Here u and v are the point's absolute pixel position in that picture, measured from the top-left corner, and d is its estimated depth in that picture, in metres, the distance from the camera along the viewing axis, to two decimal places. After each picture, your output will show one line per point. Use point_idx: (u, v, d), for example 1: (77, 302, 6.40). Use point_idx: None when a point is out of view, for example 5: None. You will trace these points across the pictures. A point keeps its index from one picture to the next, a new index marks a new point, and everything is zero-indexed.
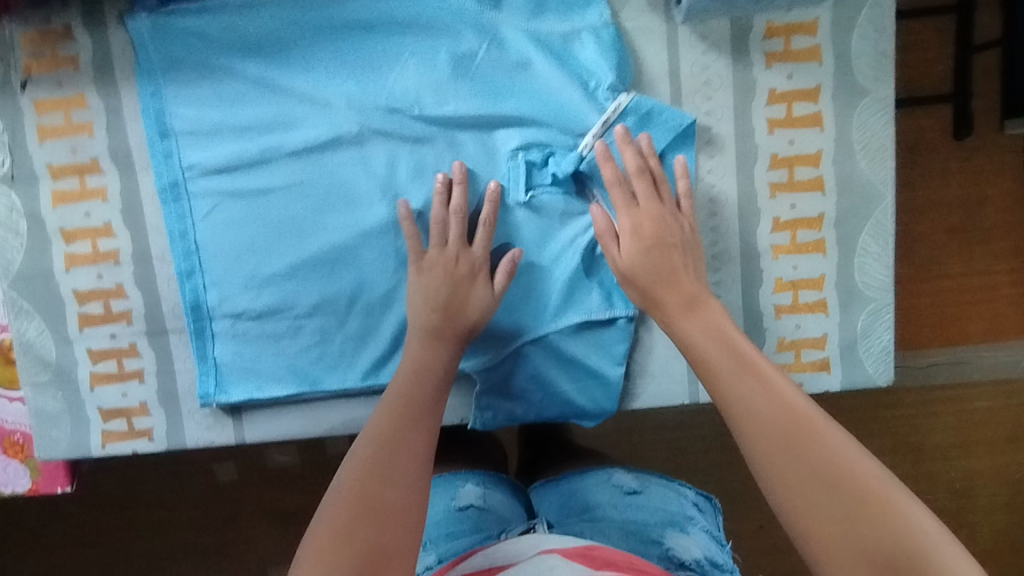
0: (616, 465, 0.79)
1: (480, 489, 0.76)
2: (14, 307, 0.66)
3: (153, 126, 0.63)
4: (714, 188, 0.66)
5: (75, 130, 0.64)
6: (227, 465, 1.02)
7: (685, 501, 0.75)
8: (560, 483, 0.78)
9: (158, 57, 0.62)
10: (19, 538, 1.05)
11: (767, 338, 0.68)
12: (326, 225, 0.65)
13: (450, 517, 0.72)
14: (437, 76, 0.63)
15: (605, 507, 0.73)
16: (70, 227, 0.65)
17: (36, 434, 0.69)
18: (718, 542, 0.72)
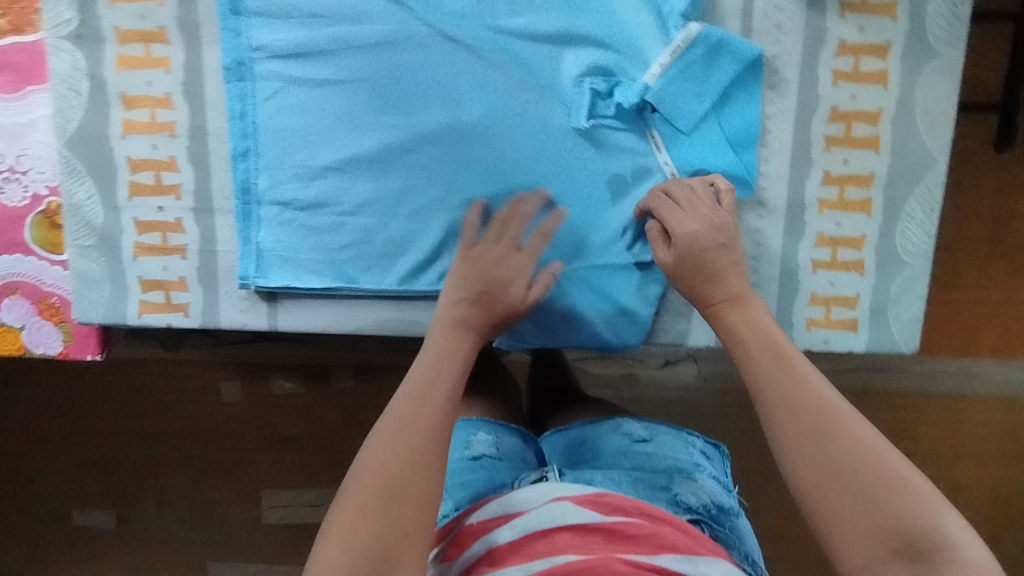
0: (625, 416, 0.77)
1: (491, 437, 0.76)
2: (67, 167, 0.67)
3: (226, 1, 0.63)
4: (771, 134, 0.66)
5: None
6: (233, 386, 1.04)
7: (692, 449, 0.74)
8: (570, 430, 0.78)
9: None
10: (26, 421, 1.08)
11: (800, 292, 0.69)
12: (383, 123, 0.66)
13: (463, 465, 0.72)
14: None
15: (614, 454, 0.73)
16: (131, 94, 0.66)
17: (75, 296, 0.70)
18: (726, 488, 0.72)
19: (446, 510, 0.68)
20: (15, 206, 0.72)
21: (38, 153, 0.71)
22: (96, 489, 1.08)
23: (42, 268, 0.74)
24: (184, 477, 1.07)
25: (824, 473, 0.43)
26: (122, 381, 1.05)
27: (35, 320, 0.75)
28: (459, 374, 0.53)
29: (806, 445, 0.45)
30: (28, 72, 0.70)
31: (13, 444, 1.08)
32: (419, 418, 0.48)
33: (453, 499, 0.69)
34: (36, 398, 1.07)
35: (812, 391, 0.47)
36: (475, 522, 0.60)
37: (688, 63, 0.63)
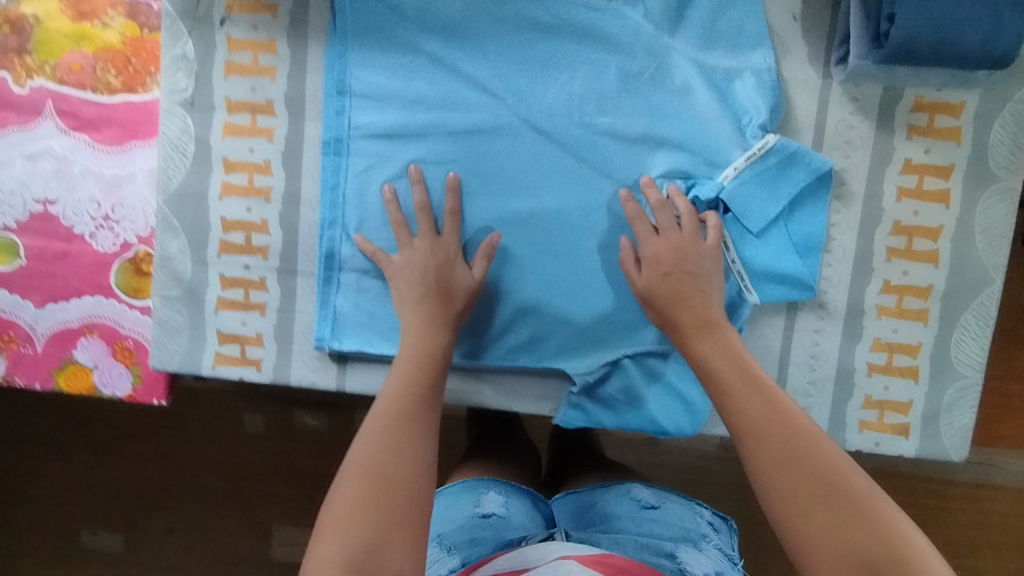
0: (635, 482, 0.79)
1: (503, 497, 0.76)
2: (164, 223, 0.71)
3: (332, 83, 0.68)
4: (835, 241, 0.69)
5: (259, 71, 0.68)
6: (256, 417, 1.05)
7: (700, 520, 0.74)
8: (580, 493, 0.80)
9: (353, 22, 0.66)
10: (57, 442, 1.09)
11: (854, 393, 0.71)
12: (468, 204, 0.69)
13: (473, 521, 0.72)
14: (603, 87, 0.67)
15: (622, 518, 0.74)
16: (232, 159, 0.70)
17: (153, 344, 0.73)
18: (732, 561, 0.71)
19: (452, 565, 0.68)
20: (105, 251, 0.76)
21: (134, 204, 0.75)
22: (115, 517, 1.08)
23: (121, 311, 0.77)
24: (198, 510, 1.07)
25: (803, 496, 0.50)
26: (139, 415, 1.05)
27: (107, 361, 0.77)
28: (435, 379, 0.63)
29: (777, 472, 0.52)
30: (133, 128, 0.74)
31: (44, 465, 1.09)
32: (402, 420, 0.58)
33: (459, 556, 0.69)
34: (74, 423, 1.08)
35: (790, 425, 0.54)
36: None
37: (762, 170, 0.66)
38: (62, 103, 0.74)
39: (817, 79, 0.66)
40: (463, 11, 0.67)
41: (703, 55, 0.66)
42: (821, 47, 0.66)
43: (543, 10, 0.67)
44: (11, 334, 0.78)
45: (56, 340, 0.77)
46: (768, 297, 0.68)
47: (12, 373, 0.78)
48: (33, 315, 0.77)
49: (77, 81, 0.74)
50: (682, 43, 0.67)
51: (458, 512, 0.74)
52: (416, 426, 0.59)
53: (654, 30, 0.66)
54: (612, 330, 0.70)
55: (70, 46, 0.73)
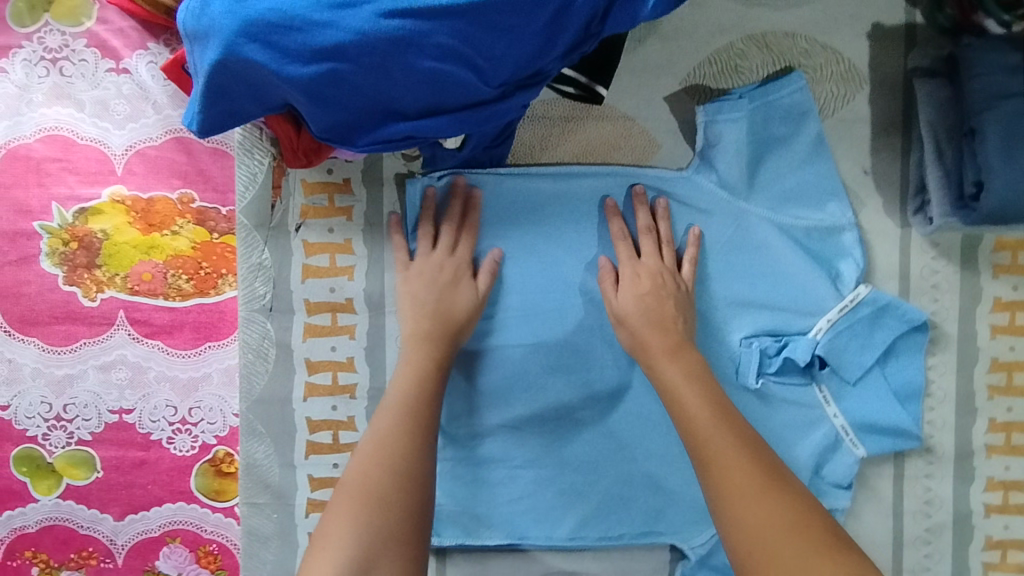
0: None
1: None
2: (249, 429, 0.69)
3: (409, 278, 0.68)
4: (934, 384, 0.68)
5: (337, 272, 0.69)
6: None
7: None
8: None
9: (426, 217, 0.68)
10: None
11: (975, 535, 0.68)
12: (556, 385, 0.68)
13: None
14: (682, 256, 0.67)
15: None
16: (315, 359, 0.69)
17: (243, 552, 0.70)
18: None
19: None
20: (183, 455, 0.74)
21: (211, 405, 0.74)
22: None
23: (203, 514, 0.75)
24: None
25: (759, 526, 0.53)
26: None
27: (192, 567, 0.75)
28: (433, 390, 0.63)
29: (735, 491, 0.55)
30: (207, 330, 0.74)
31: None
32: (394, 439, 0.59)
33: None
34: None
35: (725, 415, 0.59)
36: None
37: (855, 322, 0.66)
38: (134, 312, 0.74)
39: (896, 229, 0.67)
40: (537, 195, 0.68)
41: (781, 215, 0.67)
42: (895, 198, 0.67)
43: (614, 185, 0.68)
44: (89, 550, 0.75)
45: (138, 550, 0.75)
46: (874, 449, 0.66)
47: None
48: (112, 528, 0.75)
49: (149, 289, 0.74)
50: (758, 203, 0.67)
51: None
52: (409, 450, 0.59)
53: (729, 196, 0.67)
54: None
55: (139, 256, 0.73)
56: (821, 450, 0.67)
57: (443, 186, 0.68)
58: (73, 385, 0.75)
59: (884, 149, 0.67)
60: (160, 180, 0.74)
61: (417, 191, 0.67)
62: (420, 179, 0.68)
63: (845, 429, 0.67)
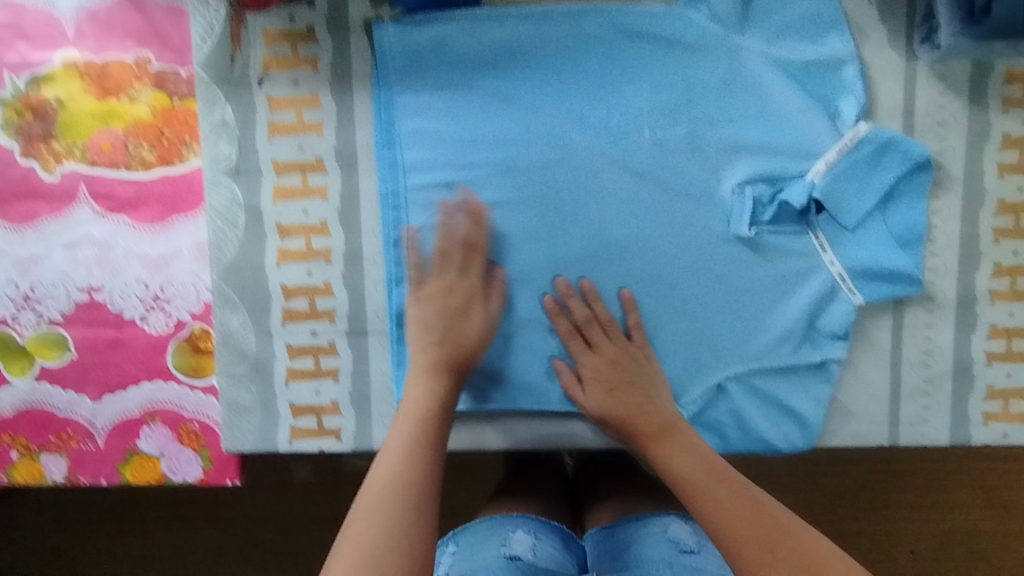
0: (675, 513, 0.74)
1: (530, 538, 0.72)
2: (222, 298, 0.66)
3: (382, 134, 0.64)
4: (937, 229, 0.64)
5: (305, 129, 0.65)
6: (303, 469, 1.06)
7: None
8: (615, 530, 0.74)
9: (396, 66, 0.63)
10: (113, 524, 1.08)
11: (974, 385, 0.66)
12: (541, 242, 0.65)
13: (497, 565, 0.68)
14: (670, 99, 0.63)
15: (659, 565, 0.68)
16: (286, 223, 0.65)
17: (224, 426, 0.68)
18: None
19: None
20: (158, 333, 0.72)
21: (183, 281, 0.71)
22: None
23: (182, 393, 0.73)
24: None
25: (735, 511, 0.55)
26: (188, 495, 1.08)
27: (174, 447, 0.73)
28: (439, 419, 0.58)
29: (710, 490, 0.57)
30: (174, 202, 0.70)
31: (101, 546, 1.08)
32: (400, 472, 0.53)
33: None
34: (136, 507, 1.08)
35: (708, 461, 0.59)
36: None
37: (854, 162, 0.62)
38: (96, 185, 0.70)
39: (901, 62, 0.63)
40: (514, 36, 0.63)
41: (776, 50, 0.63)
42: (900, 28, 0.63)
43: (598, 22, 0.63)
44: (69, 432, 0.73)
45: (118, 432, 0.73)
46: (872, 297, 0.64)
47: (75, 471, 0.74)
48: (90, 409, 0.73)
49: (110, 160, 0.70)
50: (751, 38, 0.63)
51: (482, 555, 0.69)
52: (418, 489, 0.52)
53: (721, 29, 0.62)
54: (711, 356, 0.66)
55: (97, 125, 0.69)
56: (816, 300, 0.64)
57: (415, 29, 0.63)
58: (38, 265, 0.71)
59: None
60: (113, 41, 0.69)
61: (386, 37, 0.63)
62: (389, 25, 0.63)
63: (842, 277, 0.64)
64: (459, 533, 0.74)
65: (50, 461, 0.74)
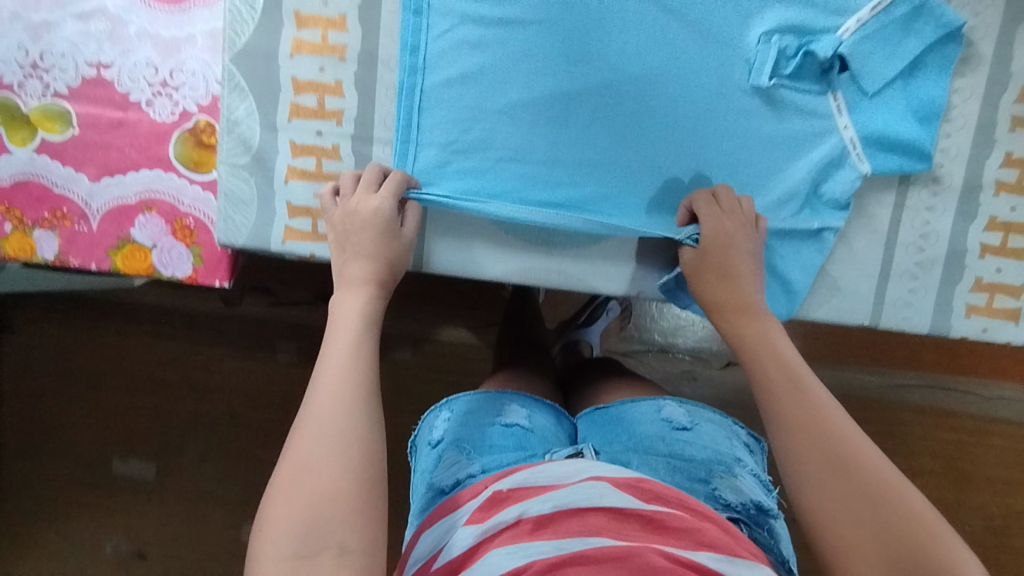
0: (668, 398, 0.74)
1: (526, 410, 0.72)
2: (231, 82, 0.66)
3: None
4: (955, 109, 0.64)
5: None
6: (289, 345, 1.13)
7: (734, 442, 0.71)
8: (610, 408, 0.74)
9: None
10: (114, 368, 1.14)
11: (964, 275, 0.66)
12: (559, 66, 0.64)
13: (494, 430, 0.68)
14: None
15: (652, 439, 0.68)
16: (305, 12, 0.65)
17: (219, 217, 0.68)
18: (765, 486, 0.68)
19: (470, 471, 0.63)
20: (162, 121, 0.71)
21: (193, 70, 0.70)
22: (148, 439, 1.14)
23: (180, 187, 0.72)
24: (236, 435, 1.13)
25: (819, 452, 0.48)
26: (186, 348, 1.14)
27: (168, 240, 0.73)
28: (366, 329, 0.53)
29: (795, 426, 0.50)
30: None
31: (101, 386, 1.15)
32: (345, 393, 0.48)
33: (478, 462, 0.64)
34: (134, 351, 1.14)
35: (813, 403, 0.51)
36: (504, 489, 0.55)
37: (885, 24, 0.61)
38: None
39: None
40: None
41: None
42: None
43: None
44: (64, 211, 0.73)
45: (113, 217, 0.73)
46: (879, 167, 0.64)
47: (66, 252, 0.74)
48: (88, 190, 0.73)
49: None
50: None
51: (478, 420, 0.69)
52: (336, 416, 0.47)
53: None
54: None
55: None
56: (826, 166, 0.64)
57: None
58: (51, 33, 0.71)
59: None
60: None
61: None
62: None
63: (853, 143, 0.64)
64: (453, 399, 0.72)
65: (43, 238, 0.74)
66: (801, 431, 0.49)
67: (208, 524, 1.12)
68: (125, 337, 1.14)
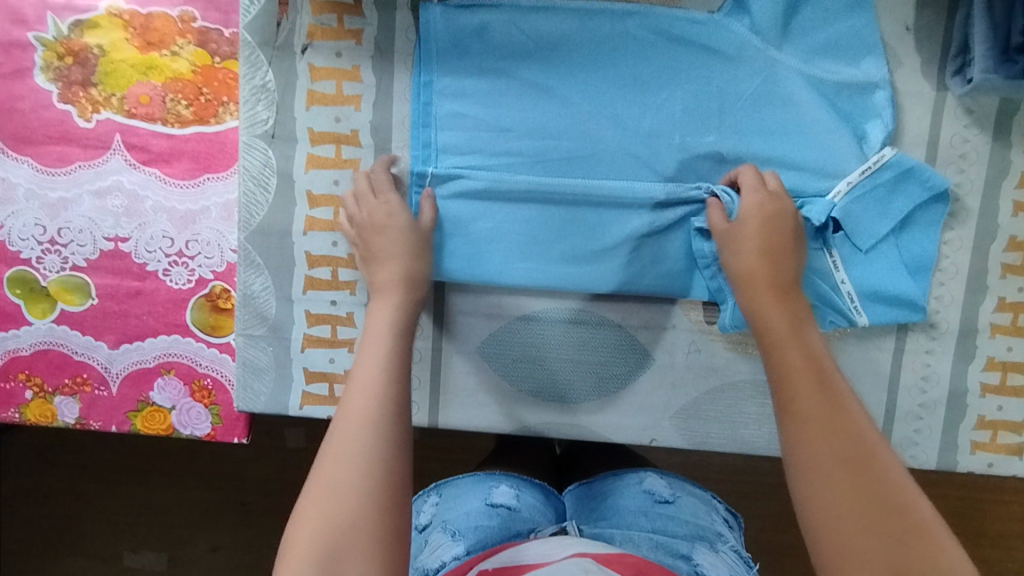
0: (649, 470, 0.78)
1: (514, 489, 0.75)
2: (246, 259, 0.68)
3: (418, 113, 0.65)
4: (947, 259, 0.66)
5: (344, 100, 0.66)
6: (297, 432, 1.12)
7: (715, 517, 0.73)
8: (593, 483, 0.78)
9: (441, 48, 0.64)
10: (126, 484, 1.14)
11: (967, 414, 0.68)
12: (559, 229, 0.66)
13: (481, 510, 0.72)
14: (704, 106, 0.65)
15: (634, 513, 0.72)
16: (317, 192, 0.67)
17: (237, 384, 0.70)
18: (746, 563, 0.69)
19: (455, 552, 0.67)
20: (179, 288, 0.73)
21: (208, 239, 0.73)
22: (161, 540, 1.15)
23: (197, 349, 0.74)
24: (246, 532, 1.14)
25: (831, 458, 0.48)
26: (197, 460, 1.14)
27: (186, 401, 0.75)
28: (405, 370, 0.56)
29: (813, 434, 0.50)
30: (206, 160, 0.72)
31: (115, 502, 1.15)
32: (366, 405, 0.53)
33: (464, 543, 0.68)
34: (145, 466, 1.14)
35: (838, 407, 0.51)
36: (491, 568, 0.61)
37: (876, 185, 0.63)
38: (131, 137, 0.72)
39: (932, 92, 0.65)
40: (556, 28, 0.64)
41: (812, 68, 0.64)
42: (934, 60, 0.65)
43: (640, 22, 0.64)
44: (84, 377, 0.75)
45: (132, 381, 0.75)
46: (877, 319, 0.65)
47: (86, 416, 0.75)
48: (107, 356, 0.74)
49: (146, 113, 0.71)
50: (790, 54, 0.64)
51: (465, 504, 0.73)
52: (361, 449, 0.50)
53: (760, 43, 0.64)
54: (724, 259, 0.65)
55: (138, 76, 0.71)
56: (825, 319, 0.65)
57: (461, 14, 0.64)
58: (68, 210, 0.73)
59: (929, 4, 0.64)
60: None
61: (433, 17, 0.64)
62: (437, 6, 0.64)
63: (851, 297, 0.65)
64: (442, 484, 0.77)
65: (63, 404, 0.75)
66: (836, 449, 0.48)
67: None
68: (135, 445, 1.15)
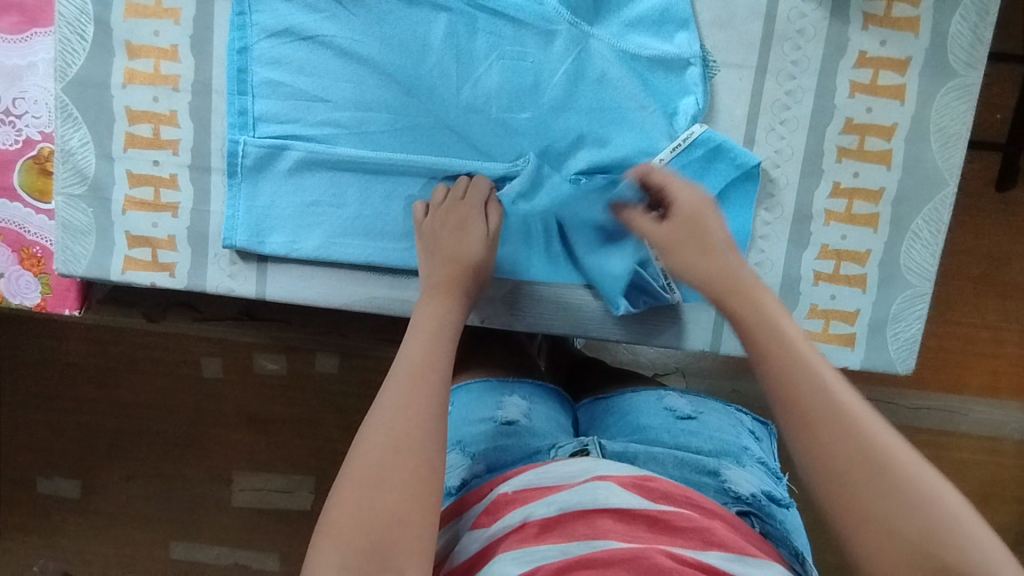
0: (668, 388, 0.68)
1: (524, 403, 0.65)
2: (63, 112, 0.65)
3: (233, 79, 0.64)
4: (782, 142, 0.65)
5: (162, 52, 0.64)
6: (214, 361, 0.96)
7: (742, 430, 0.65)
8: (609, 399, 0.69)
9: (254, 10, 0.63)
10: None
11: (800, 302, 0.67)
12: (376, 195, 0.65)
13: (494, 430, 0.61)
14: (521, 72, 0.64)
15: (656, 430, 0.62)
16: (136, 42, 0.64)
17: (57, 247, 0.67)
18: (774, 476, 0.62)
19: (475, 471, 0.58)
20: (6, 148, 0.70)
21: (36, 98, 0.70)
22: (67, 455, 1.00)
23: (26, 215, 0.72)
24: (153, 456, 0.99)
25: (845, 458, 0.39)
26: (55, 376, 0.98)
27: (14, 269, 0.72)
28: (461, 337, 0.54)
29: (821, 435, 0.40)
30: (33, 13, 0.69)
31: None
32: (423, 390, 0.47)
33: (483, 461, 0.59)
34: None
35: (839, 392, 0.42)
36: (510, 491, 0.51)
37: (686, 163, 0.63)
38: None
39: None
40: (367, 10, 0.63)
41: (622, 43, 0.63)
42: None
43: None
44: None
45: None
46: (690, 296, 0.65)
47: None
48: None
49: None
50: (602, 29, 0.64)
51: (472, 415, 0.63)
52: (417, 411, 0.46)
53: (573, 14, 0.63)
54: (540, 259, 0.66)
55: None
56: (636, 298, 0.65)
57: None
58: None
59: None
60: None
61: None
62: None
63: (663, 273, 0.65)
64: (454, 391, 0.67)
65: None
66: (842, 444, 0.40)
67: (106, 561, 1.01)
68: None
